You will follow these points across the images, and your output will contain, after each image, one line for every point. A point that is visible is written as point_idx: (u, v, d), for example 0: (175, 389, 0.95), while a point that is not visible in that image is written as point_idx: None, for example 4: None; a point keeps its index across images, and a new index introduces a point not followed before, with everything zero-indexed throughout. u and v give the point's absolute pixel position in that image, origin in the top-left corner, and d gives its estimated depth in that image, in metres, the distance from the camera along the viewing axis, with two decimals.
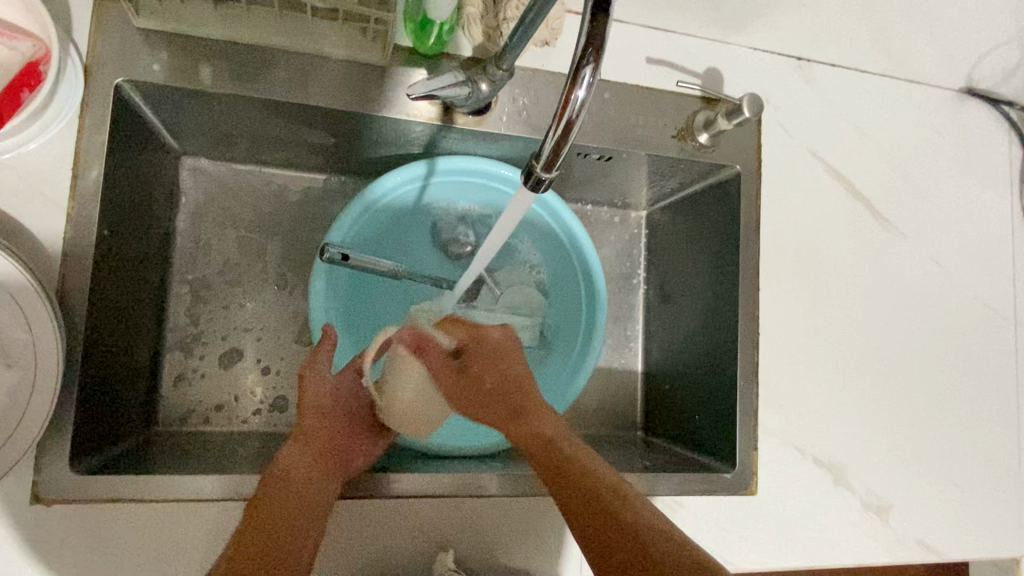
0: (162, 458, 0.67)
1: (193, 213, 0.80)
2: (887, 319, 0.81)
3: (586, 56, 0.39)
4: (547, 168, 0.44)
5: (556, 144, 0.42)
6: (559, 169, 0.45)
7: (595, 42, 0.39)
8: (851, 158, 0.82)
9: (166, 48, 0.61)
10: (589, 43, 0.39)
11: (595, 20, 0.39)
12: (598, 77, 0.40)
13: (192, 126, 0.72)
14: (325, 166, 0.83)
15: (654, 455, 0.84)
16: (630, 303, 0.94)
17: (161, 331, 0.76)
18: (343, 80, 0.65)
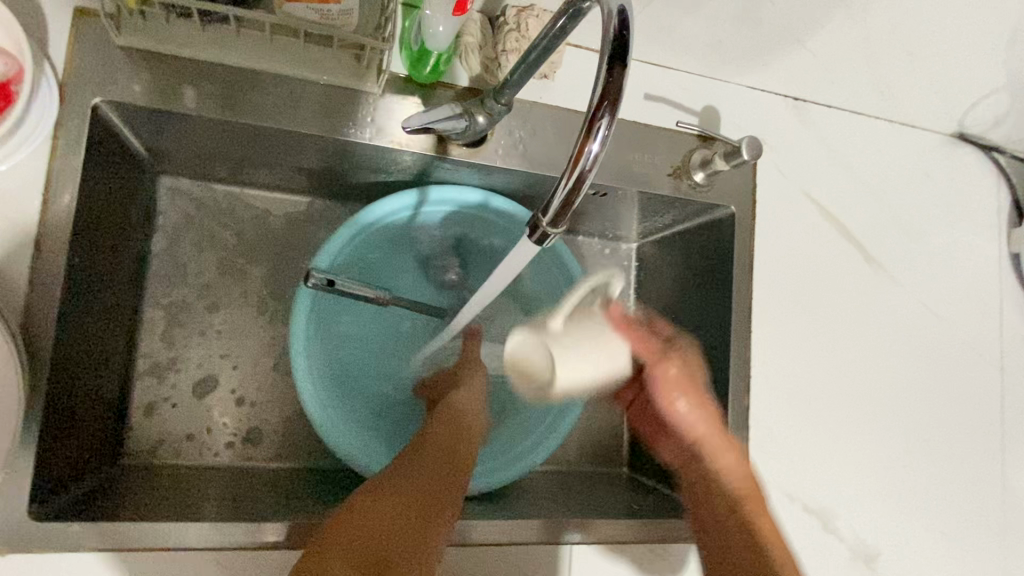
0: (129, 497, 0.63)
1: (170, 234, 0.76)
2: (877, 362, 0.81)
3: (601, 110, 0.37)
4: (554, 221, 0.42)
5: (564, 198, 0.40)
6: (566, 223, 0.42)
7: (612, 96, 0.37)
8: (845, 199, 0.82)
9: (149, 69, 0.58)
10: (604, 97, 0.37)
11: (612, 71, 0.38)
12: (613, 130, 0.38)
13: (172, 145, 0.69)
14: (310, 190, 0.80)
15: (640, 495, 0.83)
16: None
17: (132, 358, 0.72)
18: (334, 107, 0.63)
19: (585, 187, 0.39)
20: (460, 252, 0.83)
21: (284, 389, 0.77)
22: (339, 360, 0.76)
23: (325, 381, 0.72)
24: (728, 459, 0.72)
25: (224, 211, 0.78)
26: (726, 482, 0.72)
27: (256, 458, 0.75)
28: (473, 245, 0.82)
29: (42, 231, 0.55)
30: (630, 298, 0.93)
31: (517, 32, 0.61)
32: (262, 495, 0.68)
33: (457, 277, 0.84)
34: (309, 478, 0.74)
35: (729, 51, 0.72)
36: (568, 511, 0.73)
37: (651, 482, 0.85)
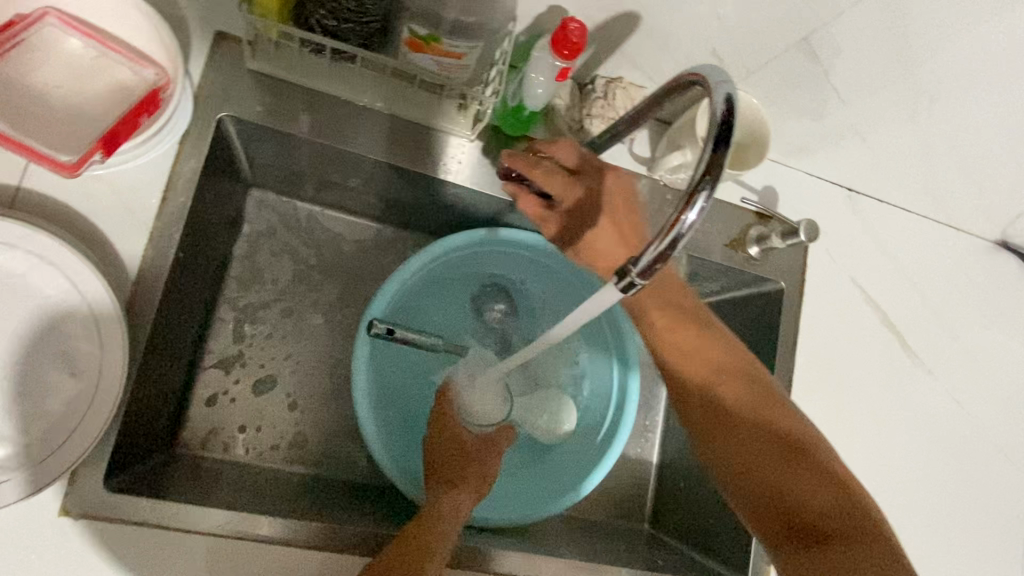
0: (185, 484, 0.67)
1: (251, 241, 0.82)
2: (906, 450, 0.83)
3: (703, 182, 0.42)
4: (641, 275, 0.46)
5: (655, 257, 0.44)
6: (651, 278, 0.46)
7: (715, 171, 0.42)
8: (887, 289, 0.85)
9: (272, 93, 0.65)
10: (707, 171, 0.42)
11: (717, 152, 0.42)
12: (710, 203, 0.42)
13: (271, 161, 0.75)
14: (380, 218, 0.86)
15: (662, 552, 0.84)
16: (654, 393, 0.95)
17: (200, 351, 0.77)
18: (428, 147, 0.69)
19: (680, 246, 0.42)
20: (515, 299, 0.86)
21: (334, 400, 0.82)
22: (389, 389, 0.78)
23: (377, 401, 0.74)
24: (738, 408, 0.60)
25: (302, 227, 0.84)
26: (754, 447, 0.59)
27: (299, 463, 0.78)
28: (528, 292, 0.86)
29: (157, 224, 0.60)
30: None
31: (604, 100, 0.69)
32: (302, 499, 0.71)
33: (509, 323, 0.86)
34: (346, 490, 0.77)
35: (793, 138, 0.77)
36: (593, 557, 0.75)
37: (671, 541, 0.87)
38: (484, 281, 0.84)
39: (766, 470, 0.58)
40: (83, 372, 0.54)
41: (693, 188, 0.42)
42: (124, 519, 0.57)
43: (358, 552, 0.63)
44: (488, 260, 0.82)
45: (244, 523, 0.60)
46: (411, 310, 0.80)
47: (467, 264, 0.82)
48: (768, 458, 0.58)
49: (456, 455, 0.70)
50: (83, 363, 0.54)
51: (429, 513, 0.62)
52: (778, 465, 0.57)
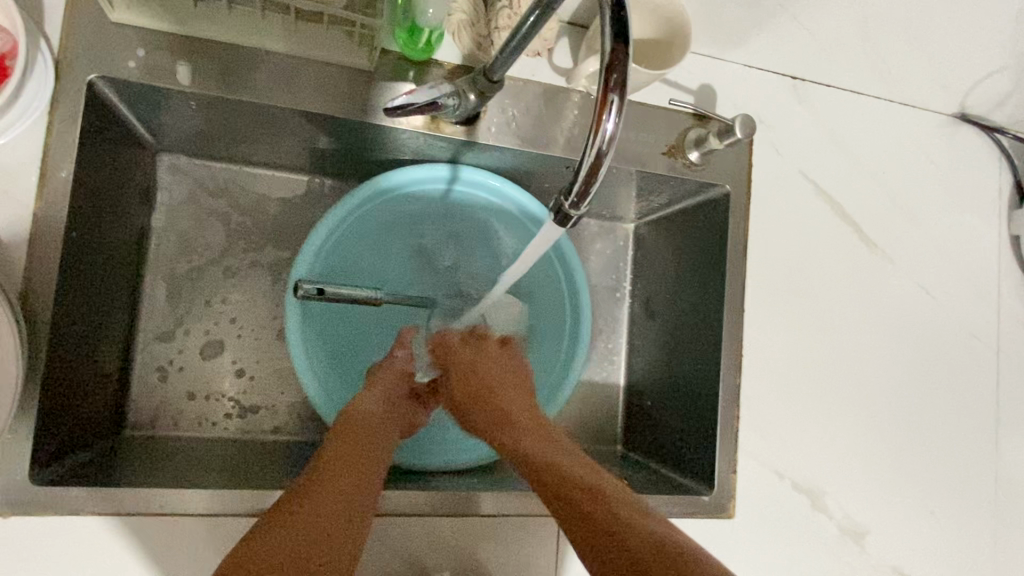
0: (134, 463, 0.66)
1: (169, 212, 0.78)
2: (871, 343, 0.81)
3: (611, 88, 0.41)
4: (576, 203, 0.47)
5: (585, 182, 0.45)
6: (587, 205, 0.47)
7: (622, 73, 0.41)
8: (841, 179, 0.81)
9: (143, 43, 0.59)
10: (612, 76, 0.41)
11: (616, 50, 0.41)
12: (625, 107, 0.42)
13: (170, 125, 0.71)
14: (310, 170, 0.82)
15: (633, 471, 0.83)
16: (614, 315, 0.93)
17: (132, 331, 0.76)
18: (326, 85, 0.63)
19: (603, 165, 0.43)
20: (466, 236, 0.83)
21: (282, 362, 0.81)
22: (337, 350, 0.76)
23: (319, 360, 0.73)
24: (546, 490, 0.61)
25: (224, 191, 0.80)
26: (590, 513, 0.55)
27: (254, 429, 0.78)
28: (481, 228, 0.82)
29: (40, 205, 0.56)
30: (625, 276, 0.94)
31: (510, 9, 0.62)
32: (252, 466, 0.70)
33: (460, 261, 0.83)
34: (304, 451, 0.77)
35: (725, 28, 0.72)
36: None
37: (643, 460, 0.86)
38: (433, 218, 0.81)
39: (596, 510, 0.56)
40: None
41: (602, 100, 0.41)
42: (59, 513, 0.55)
43: None
44: (435, 198, 0.78)
45: (203, 502, 0.58)
46: (345, 266, 0.77)
47: (412, 201, 0.78)
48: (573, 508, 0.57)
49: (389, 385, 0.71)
50: None
51: (348, 433, 0.62)
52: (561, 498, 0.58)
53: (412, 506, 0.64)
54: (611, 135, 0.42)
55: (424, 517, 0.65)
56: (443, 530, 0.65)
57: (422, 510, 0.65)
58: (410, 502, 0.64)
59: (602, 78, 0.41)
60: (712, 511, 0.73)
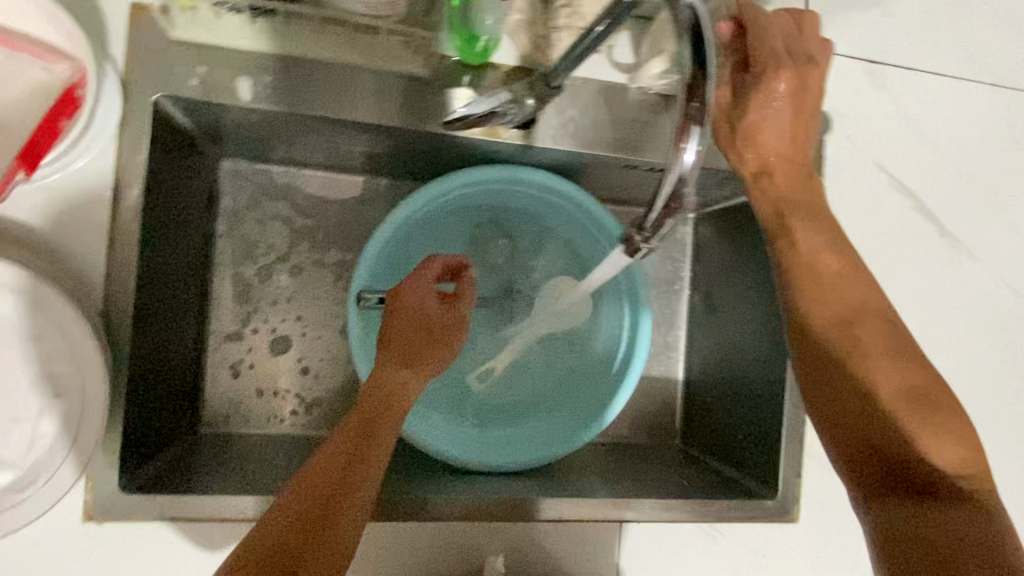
0: (211, 464, 0.69)
1: (231, 216, 0.79)
2: (949, 341, 0.77)
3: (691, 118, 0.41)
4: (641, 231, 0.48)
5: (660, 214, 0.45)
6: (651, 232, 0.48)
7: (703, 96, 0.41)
8: (920, 168, 0.76)
9: (203, 61, 0.59)
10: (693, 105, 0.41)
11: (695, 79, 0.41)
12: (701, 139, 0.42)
13: (231, 132, 0.71)
14: (368, 170, 0.82)
15: (692, 467, 0.83)
16: (672, 307, 0.92)
17: (202, 332, 0.78)
18: (382, 93, 0.63)
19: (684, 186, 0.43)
20: (526, 233, 0.83)
21: (345, 360, 0.82)
22: None
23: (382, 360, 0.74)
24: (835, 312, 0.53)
25: (284, 194, 0.81)
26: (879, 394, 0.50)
27: (322, 427, 0.80)
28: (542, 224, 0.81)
29: (116, 226, 0.58)
30: (684, 267, 0.92)
31: (571, 8, 0.61)
32: None
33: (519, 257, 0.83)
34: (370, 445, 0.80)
35: None
36: (640, 484, 0.75)
37: (703, 457, 0.85)
38: (496, 214, 0.81)
39: (899, 397, 0.50)
40: (68, 391, 0.54)
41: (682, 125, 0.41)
42: (144, 521, 0.57)
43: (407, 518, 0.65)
44: (498, 195, 0.78)
45: None
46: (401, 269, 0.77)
47: (475, 199, 0.78)
48: (887, 406, 0.50)
49: (404, 338, 0.57)
50: (64, 382, 0.54)
51: (351, 431, 0.51)
52: (830, 380, 0.53)
53: (477, 509, 0.66)
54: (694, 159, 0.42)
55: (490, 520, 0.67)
56: (509, 528, 0.68)
57: (491, 515, 0.66)
58: (476, 508, 0.66)
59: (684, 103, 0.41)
60: (776, 515, 0.72)
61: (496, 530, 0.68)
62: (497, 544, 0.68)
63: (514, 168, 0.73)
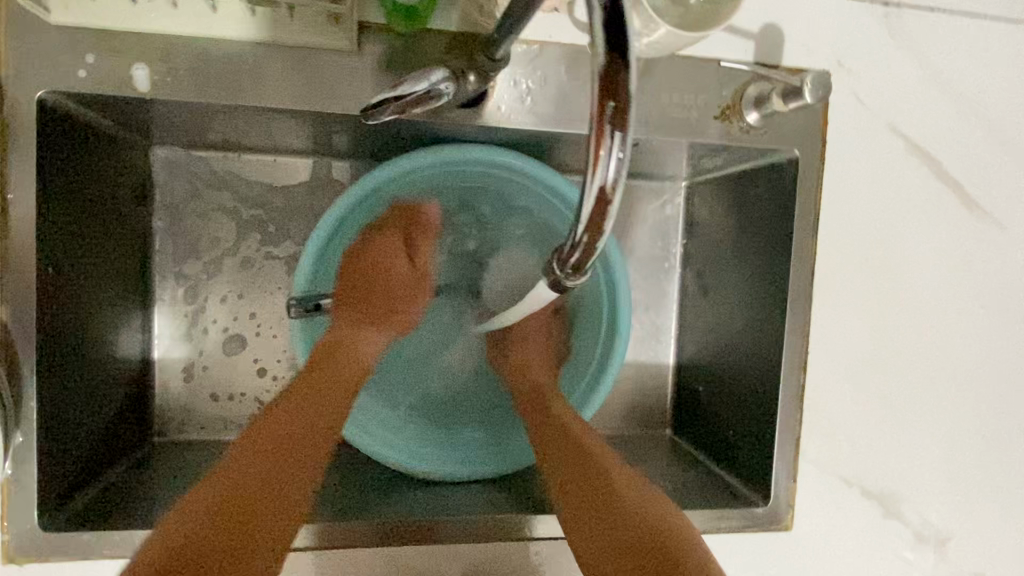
0: (157, 484, 0.65)
1: (170, 210, 0.73)
2: (968, 326, 0.69)
3: (606, 120, 0.31)
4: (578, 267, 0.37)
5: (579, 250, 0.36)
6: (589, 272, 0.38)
7: (621, 97, 0.31)
8: (944, 129, 0.66)
9: (90, 49, 0.52)
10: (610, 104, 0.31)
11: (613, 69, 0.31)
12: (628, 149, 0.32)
13: (148, 122, 0.64)
14: (316, 152, 0.74)
15: (682, 463, 0.77)
16: (662, 287, 0.84)
17: (148, 336, 0.73)
18: (298, 74, 0.54)
19: (608, 214, 0.33)
20: (512, 217, 0.74)
21: None
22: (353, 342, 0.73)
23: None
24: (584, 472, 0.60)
25: (227, 184, 0.74)
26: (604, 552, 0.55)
27: None
28: (523, 207, 0.72)
29: (8, 245, 0.53)
30: (676, 242, 0.84)
31: None
32: None
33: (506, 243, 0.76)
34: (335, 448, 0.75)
35: None
36: None
37: (693, 451, 0.79)
38: (476, 197, 0.73)
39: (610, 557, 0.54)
40: None
41: (597, 137, 0.31)
42: (71, 558, 0.54)
43: (385, 543, 0.60)
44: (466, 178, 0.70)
45: None
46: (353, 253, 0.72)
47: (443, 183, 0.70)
48: (629, 500, 0.57)
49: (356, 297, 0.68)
50: None
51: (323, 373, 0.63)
52: (594, 503, 0.57)
53: (463, 530, 0.61)
54: (615, 180, 0.32)
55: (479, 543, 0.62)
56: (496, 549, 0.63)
57: (479, 537, 0.62)
58: (466, 529, 0.62)
59: (595, 107, 0.31)
60: (765, 523, 0.66)
61: (487, 555, 0.62)
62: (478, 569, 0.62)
63: (466, 145, 0.64)
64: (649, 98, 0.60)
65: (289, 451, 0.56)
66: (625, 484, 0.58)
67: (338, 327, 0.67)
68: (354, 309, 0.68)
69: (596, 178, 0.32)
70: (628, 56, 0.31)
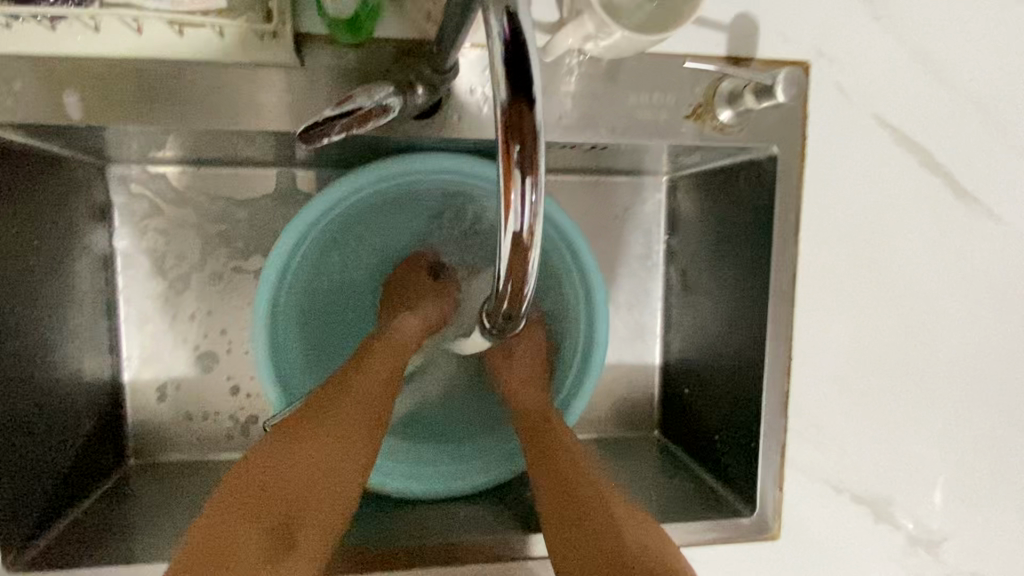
0: (131, 511, 0.64)
1: (131, 229, 0.71)
2: (963, 322, 0.65)
3: (514, 162, 0.31)
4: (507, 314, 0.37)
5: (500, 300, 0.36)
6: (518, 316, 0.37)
7: (525, 139, 0.31)
8: (934, 117, 0.62)
9: (16, 76, 0.49)
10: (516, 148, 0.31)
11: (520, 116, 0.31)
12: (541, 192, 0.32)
13: (95, 143, 0.61)
14: (278, 163, 0.71)
15: (669, 468, 0.75)
16: (646, 285, 0.81)
17: (117, 359, 0.72)
18: (236, 92, 0.51)
19: (524, 259, 0.33)
20: (470, 224, 0.72)
21: None
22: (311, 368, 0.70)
23: (298, 369, 0.68)
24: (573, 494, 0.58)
25: (188, 199, 0.72)
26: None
27: None
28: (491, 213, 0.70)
29: None
30: (659, 239, 0.81)
31: None
32: None
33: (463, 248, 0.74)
34: None
35: None
36: None
37: (681, 454, 0.77)
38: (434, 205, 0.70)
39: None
40: None
41: (506, 182, 0.31)
42: None
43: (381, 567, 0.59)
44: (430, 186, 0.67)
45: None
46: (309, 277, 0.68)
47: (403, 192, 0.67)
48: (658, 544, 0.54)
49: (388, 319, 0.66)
50: None
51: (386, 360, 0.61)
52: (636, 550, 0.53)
53: (467, 549, 0.60)
54: (529, 226, 0.32)
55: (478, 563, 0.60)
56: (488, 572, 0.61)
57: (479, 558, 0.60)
58: (470, 547, 0.60)
59: (501, 150, 0.31)
60: (752, 534, 0.64)
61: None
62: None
63: (436, 156, 0.62)
64: (614, 99, 0.57)
65: (356, 421, 0.55)
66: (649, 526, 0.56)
67: (400, 320, 0.64)
68: (391, 304, 0.67)
69: (508, 225, 0.32)
70: (531, 97, 0.31)
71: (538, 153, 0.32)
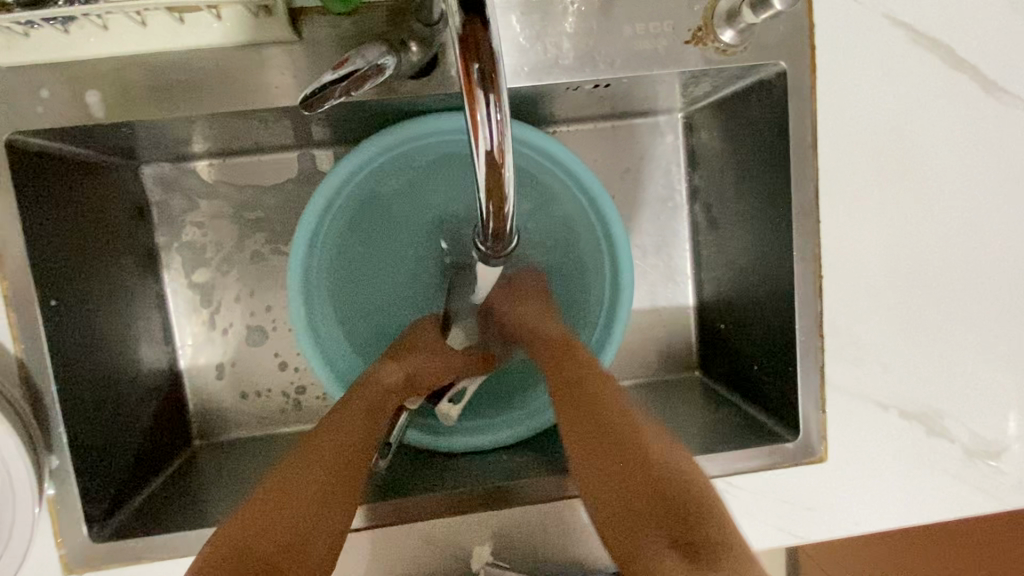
0: (200, 485, 0.68)
1: (170, 225, 0.75)
2: (1003, 220, 0.63)
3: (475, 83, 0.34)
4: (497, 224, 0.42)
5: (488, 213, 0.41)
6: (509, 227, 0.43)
7: (482, 58, 0.34)
8: (950, 9, 0.59)
9: (42, 84, 0.53)
10: (472, 66, 0.34)
11: (472, 28, 0.34)
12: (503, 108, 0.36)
13: (126, 143, 0.65)
14: (298, 145, 0.74)
15: (712, 403, 0.75)
16: (672, 227, 0.81)
17: (172, 348, 0.76)
18: (243, 72, 0.54)
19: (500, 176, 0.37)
20: None
21: None
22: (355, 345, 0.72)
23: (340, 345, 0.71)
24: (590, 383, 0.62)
25: (219, 191, 0.75)
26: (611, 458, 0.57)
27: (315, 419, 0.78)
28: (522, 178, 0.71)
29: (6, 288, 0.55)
30: (680, 178, 0.80)
31: None
32: None
33: None
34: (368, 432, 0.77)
35: None
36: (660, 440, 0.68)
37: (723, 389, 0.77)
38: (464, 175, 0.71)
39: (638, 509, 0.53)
40: None
41: (471, 105, 0.35)
42: (125, 564, 0.58)
43: (440, 515, 0.61)
44: (437, 149, 0.69)
45: None
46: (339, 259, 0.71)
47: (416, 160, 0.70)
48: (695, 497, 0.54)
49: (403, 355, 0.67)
50: None
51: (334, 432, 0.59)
52: (652, 495, 0.54)
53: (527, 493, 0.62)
54: (499, 145, 0.36)
55: (537, 505, 0.62)
56: (535, 513, 0.62)
57: (539, 497, 0.62)
58: (530, 490, 0.62)
59: (463, 74, 0.35)
60: (798, 457, 0.64)
61: (538, 518, 0.62)
62: (524, 536, 0.62)
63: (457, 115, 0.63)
64: (610, 34, 0.56)
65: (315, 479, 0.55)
66: (677, 476, 0.55)
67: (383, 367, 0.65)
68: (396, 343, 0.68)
69: (479, 145, 0.36)
70: None
71: (496, 72, 0.35)
